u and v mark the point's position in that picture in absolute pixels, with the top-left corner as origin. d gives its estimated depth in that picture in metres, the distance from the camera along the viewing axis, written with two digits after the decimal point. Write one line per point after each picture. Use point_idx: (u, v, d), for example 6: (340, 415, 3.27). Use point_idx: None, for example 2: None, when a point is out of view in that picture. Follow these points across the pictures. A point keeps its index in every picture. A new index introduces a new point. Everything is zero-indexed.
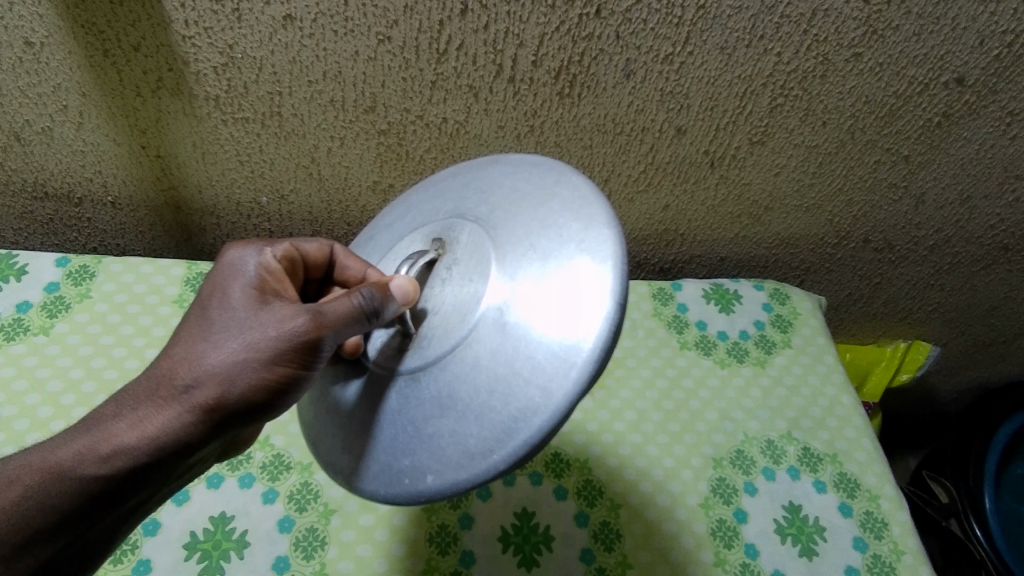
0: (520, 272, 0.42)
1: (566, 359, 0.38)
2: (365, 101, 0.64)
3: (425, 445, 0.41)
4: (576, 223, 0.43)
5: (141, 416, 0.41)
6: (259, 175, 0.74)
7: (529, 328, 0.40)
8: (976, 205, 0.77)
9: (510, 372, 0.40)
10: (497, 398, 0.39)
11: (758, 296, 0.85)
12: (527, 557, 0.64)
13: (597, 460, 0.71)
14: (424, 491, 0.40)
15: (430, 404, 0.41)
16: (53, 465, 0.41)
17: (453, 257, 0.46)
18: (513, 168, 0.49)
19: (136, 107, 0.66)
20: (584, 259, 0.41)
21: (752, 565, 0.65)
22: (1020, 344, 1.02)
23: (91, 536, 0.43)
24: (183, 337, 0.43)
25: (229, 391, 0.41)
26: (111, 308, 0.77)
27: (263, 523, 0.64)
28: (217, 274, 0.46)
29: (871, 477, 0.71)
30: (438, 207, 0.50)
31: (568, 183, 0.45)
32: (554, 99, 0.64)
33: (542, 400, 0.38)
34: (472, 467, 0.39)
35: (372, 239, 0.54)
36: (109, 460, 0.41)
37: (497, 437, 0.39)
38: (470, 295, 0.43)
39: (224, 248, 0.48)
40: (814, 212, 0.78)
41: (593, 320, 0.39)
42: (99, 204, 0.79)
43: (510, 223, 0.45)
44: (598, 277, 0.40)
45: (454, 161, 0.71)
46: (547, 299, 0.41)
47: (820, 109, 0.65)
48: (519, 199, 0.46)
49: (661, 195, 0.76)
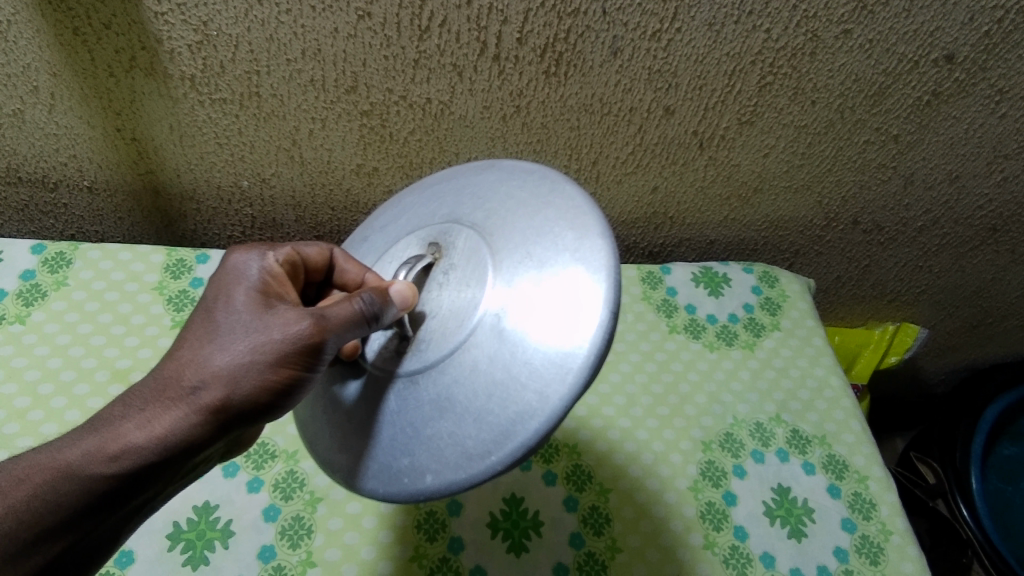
0: (516, 279, 0.42)
1: (562, 365, 0.38)
2: (346, 80, 0.63)
3: (424, 445, 0.40)
4: (570, 232, 0.42)
5: (147, 417, 0.40)
6: (238, 158, 0.72)
7: (525, 336, 0.39)
8: (965, 184, 0.76)
9: (507, 376, 0.39)
10: (495, 401, 0.39)
11: (747, 279, 0.84)
12: (516, 542, 0.63)
13: (587, 444, 0.70)
14: (422, 490, 0.39)
15: (428, 405, 0.41)
16: (57, 466, 0.39)
17: (450, 262, 0.45)
18: (507, 174, 0.48)
19: (109, 87, 0.64)
20: (578, 271, 0.40)
21: (742, 548, 0.64)
22: (1007, 325, 1.02)
23: (94, 537, 0.42)
24: (185, 337, 0.42)
25: (235, 393, 0.40)
26: (89, 295, 0.75)
27: (248, 513, 0.63)
28: (218, 280, 0.45)
29: (859, 458, 0.71)
30: (433, 211, 0.49)
31: (563, 191, 0.44)
32: (540, 78, 0.63)
33: (540, 404, 0.37)
34: (469, 467, 0.38)
35: (366, 240, 0.53)
36: (116, 459, 0.39)
37: (495, 439, 0.38)
38: (467, 300, 0.42)
39: (227, 252, 0.47)
40: (802, 194, 0.78)
41: (587, 328, 0.38)
42: (75, 190, 0.77)
43: (506, 229, 0.44)
44: (591, 286, 0.39)
45: (438, 142, 0.70)
46: (542, 306, 0.40)
47: (809, 87, 0.64)
48: (514, 206, 0.45)
49: (649, 177, 0.75)
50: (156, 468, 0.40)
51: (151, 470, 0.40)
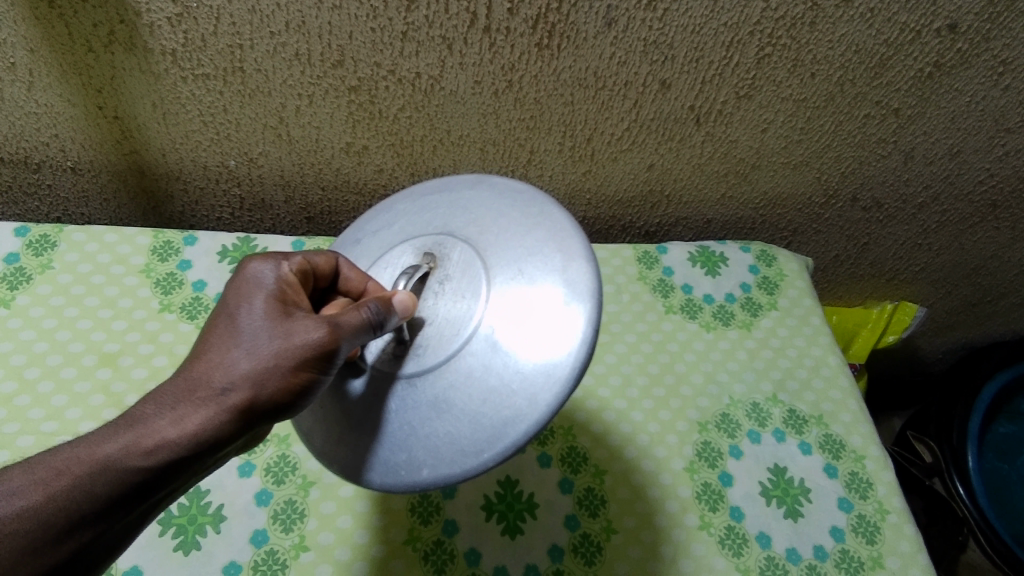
0: (509, 295, 0.43)
1: (550, 376, 0.40)
2: (332, 54, 0.61)
3: (421, 441, 0.41)
4: (558, 253, 0.44)
5: (180, 414, 0.38)
6: (224, 137, 0.71)
7: (517, 350, 0.41)
8: (966, 159, 0.75)
9: (501, 383, 0.41)
10: (489, 405, 0.40)
11: (744, 258, 0.83)
12: (510, 525, 0.63)
13: (583, 426, 0.69)
14: (419, 482, 0.41)
15: (425, 404, 0.42)
16: (106, 457, 0.37)
17: (445, 272, 0.46)
18: (498, 192, 0.49)
19: (88, 63, 0.62)
20: (566, 293, 0.42)
21: (738, 528, 0.64)
22: (1005, 303, 1.02)
23: (116, 535, 0.39)
24: (208, 340, 0.41)
25: (259, 395, 0.39)
26: (74, 279, 0.74)
27: (239, 497, 0.62)
28: (228, 296, 0.43)
29: (857, 438, 0.71)
30: (427, 222, 0.49)
31: (552, 211, 0.46)
32: (532, 51, 0.61)
33: (530, 409, 0.39)
34: (464, 463, 0.40)
35: (358, 243, 0.52)
36: (152, 453, 0.38)
37: (489, 438, 0.40)
38: (463, 311, 0.43)
39: (245, 263, 0.44)
40: (802, 169, 0.76)
41: (574, 344, 0.40)
42: (59, 170, 0.76)
43: (498, 246, 0.45)
44: (578, 306, 0.41)
45: (429, 118, 0.68)
46: (533, 322, 0.42)
47: (809, 59, 0.63)
48: (506, 224, 0.46)
49: (645, 154, 0.73)
50: (174, 468, 0.38)
51: (169, 470, 0.38)
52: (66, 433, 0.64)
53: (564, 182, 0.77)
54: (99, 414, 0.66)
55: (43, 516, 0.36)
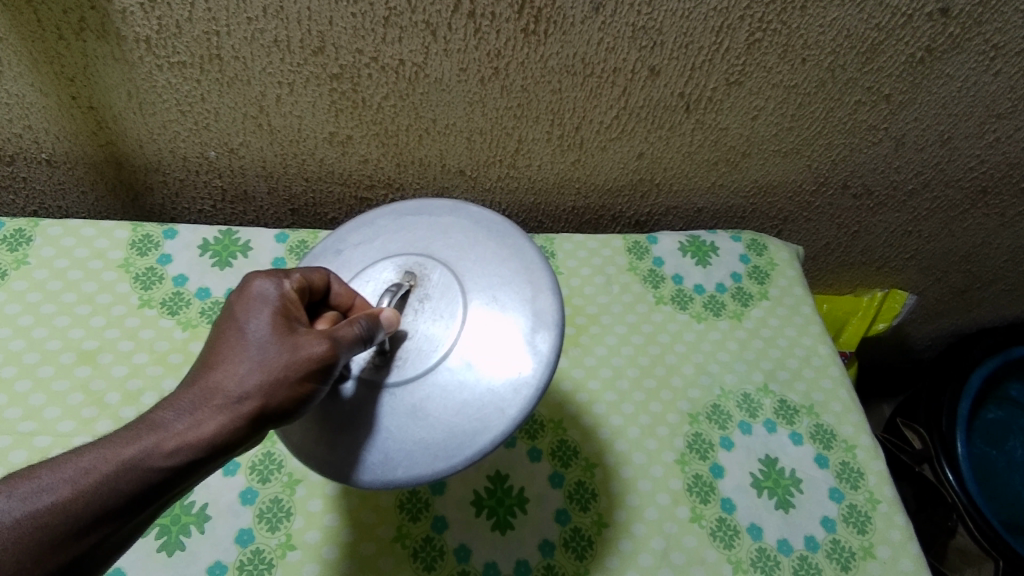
0: (482, 319, 0.45)
1: (518, 393, 0.42)
2: (312, 41, 0.59)
3: (396, 443, 0.42)
4: (528, 285, 0.46)
5: (198, 419, 0.38)
6: (203, 127, 0.69)
7: (488, 370, 0.43)
8: (956, 145, 0.75)
9: (472, 397, 0.42)
10: (461, 416, 0.42)
11: (735, 247, 0.82)
12: (501, 520, 0.62)
13: (573, 419, 0.68)
14: (392, 481, 0.41)
15: (402, 411, 0.42)
16: (122, 456, 0.37)
17: (425, 291, 0.46)
18: (475, 220, 0.50)
19: (60, 51, 0.60)
20: (534, 322, 0.44)
21: (729, 520, 0.64)
22: (993, 290, 1.02)
23: (114, 544, 0.38)
24: (215, 351, 0.40)
25: (256, 399, 0.38)
26: (51, 274, 0.72)
27: (224, 496, 0.61)
28: (236, 306, 0.42)
29: (847, 427, 0.70)
30: (407, 240, 0.49)
31: (526, 246, 0.47)
32: (518, 37, 0.59)
33: (498, 421, 0.41)
34: (435, 465, 0.41)
35: (339, 254, 0.50)
36: (173, 455, 0.37)
37: (458, 445, 0.41)
38: (441, 332, 0.44)
39: (248, 279, 0.43)
40: (792, 157, 0.76)
41: (538, 368, 0.42)
42: (34, 162, 0.73)
43: (476, 271, 0.47)
44: (547, 334, 0.44)
45: (414, 107, 0.67)
46: (503, 345, 0.43)
47: (799, 44, 0.62)
48: (480, 251, 0.48)
49: (635, 143, 0.72)
50: (180, 476, 0.38)
51: (176, 478, 0.38)
52: (44, 433, 0.62)
53: (553, 171, 0.76)
54: (78, 413, 0.64)
55: (63, 514, 0.35)
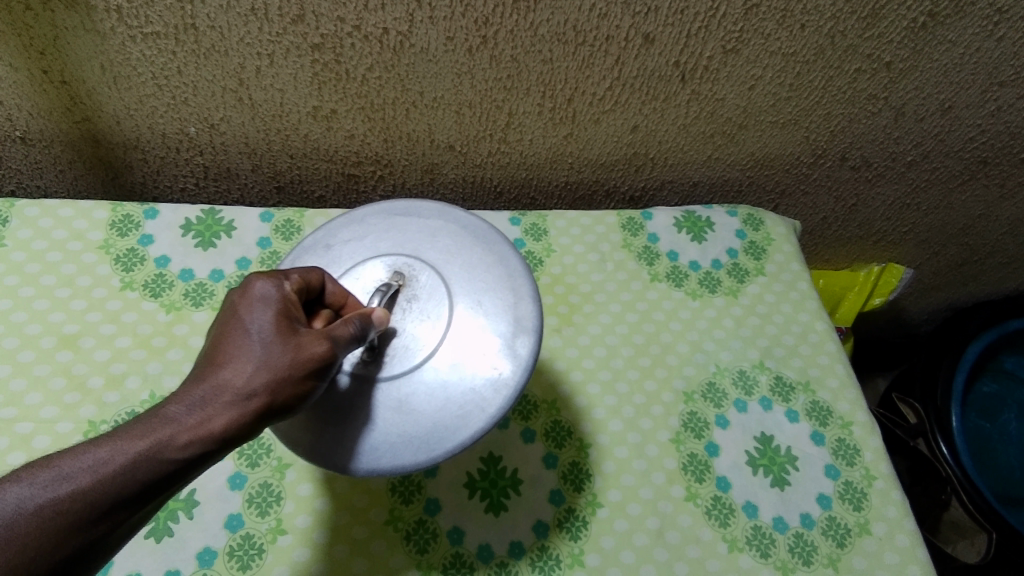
0: (467, 321, 0.44)
1: (498, 392, 0.42)
2: (291, 9, 0.56)
3: (381, 434, 0.41)
4: (509, 295, 0.45)
5: (185, 409, 0.36)
6: (181, 101, 0.66)
7: (471, 371, 0.42)
8: (957, 115, 0.73)
9: (455, 394, 0.42)
10: (444, 411, 0.41)
11: (731, 222, 0.81)
12: (494, 502, 0.61)
13: (567, 400, 0.67)
14: (375, 469, 0.41)
15: (388, 404, 0.42)
16: (114, 447, 0.35)
17: (413, 292, 0.45)
18: (461, 223, 0.48)
19: (27, 23, 0.57)
20: (515, 328, 0.44)
21: (724, 498, 0.63)
22: (990, 263, 1.01)
23: (105, 545, 0.36)
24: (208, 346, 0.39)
25: (242, 389, 0.37)
26: (29, 256, 0.69)
27: (212, 481, 0.60)
28: (238, 305, 0.40)
29: (843, 404, 0.70)
30: (395, 240, 0.47)
31: (510, 255, 0.47)
32: (507, 3, 0.57)
33: (479, 419, 0.41)
34: (418, 455, 0.40)
35: (329, 249, 0.48)
36: (163, 443, 0.36)
37: (440, 438, 0.41)
38: (429, 331, 0.43)
39: (249, 282, 0.41)
40: (790, 128, 0.74)
41: (517, 370, 0.42)
42: (8, 140, 0.71)
43: (464, 276, 0.46)
44: (527, 340, 0.43)
45: (399, 79, 0.64)
46: (486, 348, 0.43)
47: (798, 9, 0.59)
48: (466, 255, 0.46)
49: (629, 115, 0.71)
50: (177, 473, 0.36)
51: (171, 474, 0.36)
52: (26, 420, 0.61)
53: (545, 146, 0.74)
54: (60, 399, 0.62)
55: (37, 507, 0.33)
